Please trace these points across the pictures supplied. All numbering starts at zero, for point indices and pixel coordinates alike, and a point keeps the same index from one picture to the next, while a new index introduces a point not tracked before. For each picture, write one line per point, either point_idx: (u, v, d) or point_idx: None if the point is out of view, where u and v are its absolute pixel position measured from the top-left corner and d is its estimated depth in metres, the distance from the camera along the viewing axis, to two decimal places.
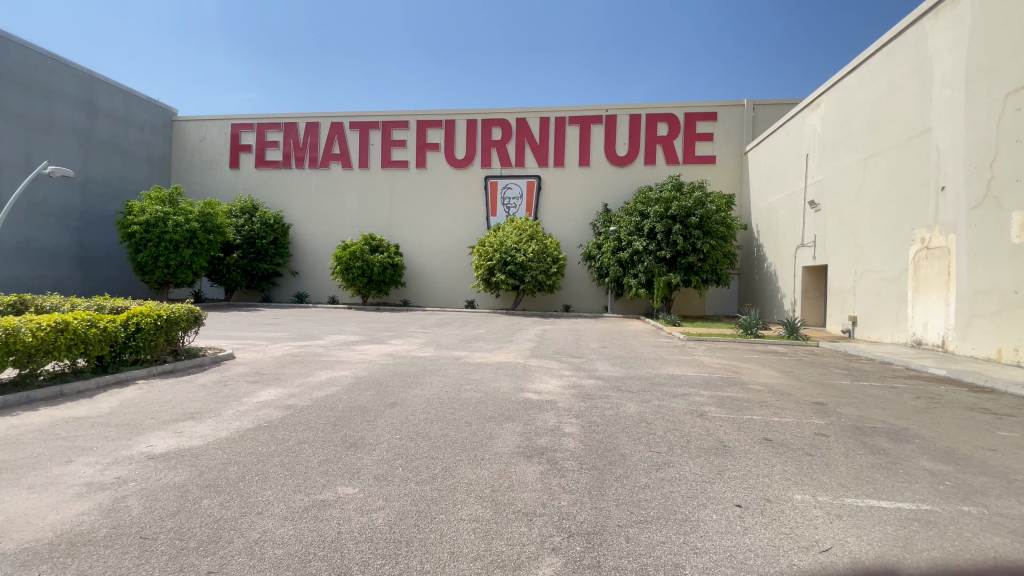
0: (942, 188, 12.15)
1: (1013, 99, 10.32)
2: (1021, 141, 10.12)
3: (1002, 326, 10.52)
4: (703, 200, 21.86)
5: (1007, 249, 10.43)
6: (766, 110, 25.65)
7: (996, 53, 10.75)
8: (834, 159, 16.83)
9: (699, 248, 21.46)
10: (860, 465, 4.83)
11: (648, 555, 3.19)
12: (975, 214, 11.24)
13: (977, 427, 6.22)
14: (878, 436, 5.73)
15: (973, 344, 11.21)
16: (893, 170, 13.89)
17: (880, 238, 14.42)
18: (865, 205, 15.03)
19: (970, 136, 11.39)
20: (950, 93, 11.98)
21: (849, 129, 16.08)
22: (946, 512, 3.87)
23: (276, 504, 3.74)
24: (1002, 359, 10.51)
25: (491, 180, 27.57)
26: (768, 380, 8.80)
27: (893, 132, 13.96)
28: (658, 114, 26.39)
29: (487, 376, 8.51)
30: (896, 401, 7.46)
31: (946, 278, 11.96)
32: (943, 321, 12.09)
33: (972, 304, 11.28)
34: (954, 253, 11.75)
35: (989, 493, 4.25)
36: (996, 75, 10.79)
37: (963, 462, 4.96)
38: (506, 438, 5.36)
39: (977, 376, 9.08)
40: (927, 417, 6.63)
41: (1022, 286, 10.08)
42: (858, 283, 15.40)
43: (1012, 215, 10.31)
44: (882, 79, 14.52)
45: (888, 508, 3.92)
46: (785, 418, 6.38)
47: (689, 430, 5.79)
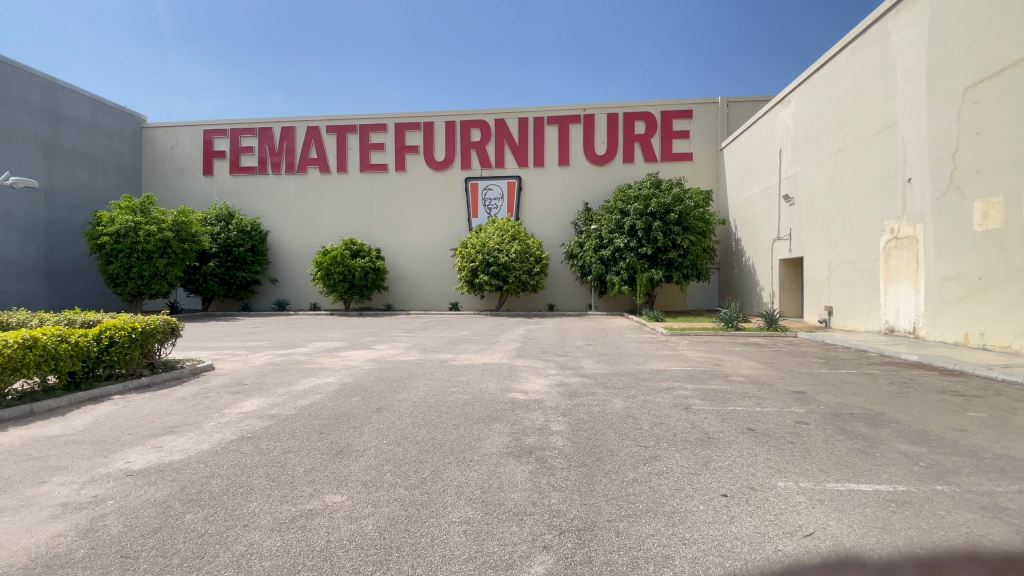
0: (908, 180, 12.56)
1: (971, 93, 10.72)
2: (980, 133, 10.53)
3: (969, 311, 10.88)
4: (681, 196, 22.16)
5: (971, 237, 10.80)
6: (740, 108, 26.13)
7: (954, 48, 11.16)
8: (807, 153, 17.23)
9: (679, 244, 21.59)
10: (840, 450, 4.95)
11: (638, 548, 3.23)
12: (939, 204, 11.65)
13: (948, 409, 6.45)
14: (855, 422, 5.88)
15: (942, 329, 11.57)
16: (862, 163, 14.28)
17: (851, 230, 14.86)
18: (840, 195, 15.35)
19: (933, 129, 11.81)
20: (913, 89, 12.39)
21: (819, 124, 16.53)
22: (921, 492, 4.01)
23: (262, 516, 3.68)
24: (969, 343, 10.89)
25: (471, 181, 27.54)
26: (749, 371, 9.00)
27: (861, 126, 14.35)
28: (635, 113, 26.63)
29: (475, 378, 8.52)
30: (873, 387, 7.69)
31: (915, 267, 12.36)
32: (913, 308, 12.50)
33: (940, 290, 11.66)
34: (921, 242, 12.18)
35: (961, 472, 4.41)
36: (954, 71, 11.18)
37: (935, 444, 5.13)
38: (494, 439, 5.37)
39: (946, 360, 9.41)
40: (901, 401, 6.83)
41: (985, 272, 10.48)
42: (831, 275, 15.90)
43: (974, 204, 10.71)
44: (848, 76, 14.98)
45: (866, 491, 4.05)
46: (767, 408, 6.52)
47: (675, 423, 5.87)
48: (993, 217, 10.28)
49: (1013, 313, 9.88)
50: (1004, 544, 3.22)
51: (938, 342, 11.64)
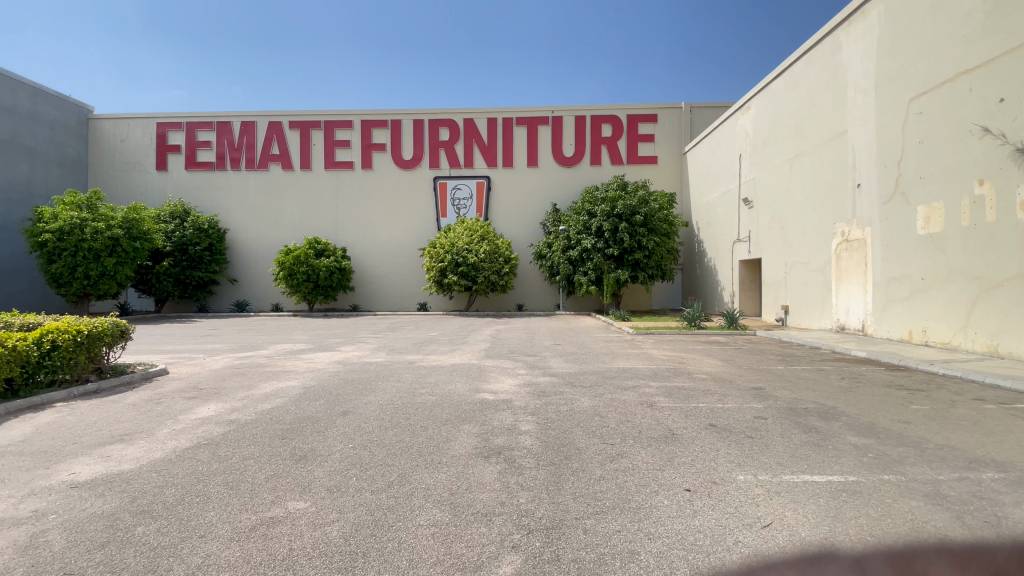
0: (858, 185, 13.23)
1: (916, 103, 11.37)
2: (923, 141, 11.18)
3: (912, 310, 11.55)
4: (646, 198, 22.59)
5: (914, 240, 11.46)
6: (703, 113, 26.91)
7: (900, 61, 11.81)
8: (765, 158, 17.92)
9: (644, 245, 22.03)
10: (795, 443, 5.17)
11: (605, 544, 3.28)
12: (886, 208, 12.33)
13: (894, 402, 6.84)
14: (810, 416, 6.16)
15: (889, 326, 12.22)
16: (816, 168, 14.96)
17: (805, 232, 15.55)
18: (795, 199, 16.03)
19: (880, 137, 12.47)
20: (863, 98, 13.06)
21: (776, 130, 17.21)
22: (870, 482, 4.23)
23: (220, 525, 3.54)
24: (913, 340, 11.53)
25: (440, 180, 27.33)
26: (711, 369, 9.28)
27: (815, 133, 15.03)
28: (602, 116, 27.04)
29: (443, 379, 8.46)
30: (825, 382, 8.07)
31: (864, 267, 13.04)
32: (862, 306, 13.18)
33: (886, 290, 12.34)
34: (869, 244, 12.85)
35: (906, 462, 4.68)
36: (900, 82, 11.84)
37: (883, 435, 5.43)
38: (463, 440, 5.34)
39: (892, 356, 9.96)
40: (851, 395, 7.20)
41: (927, 273, 11.15)
42: (787, 275, 16.58)
43: (917, 208, 11.37)
44: (803, 85, 15.65)
45: (820, 482, 4.24)
46: (728, 404, 6.75)
47: (641, 420, 5.99)
48: (934, 221, 10.92)
49: (951, 311, 10.53)
50: (944, 529, 3.43)
51: (885, 339, 12.31)
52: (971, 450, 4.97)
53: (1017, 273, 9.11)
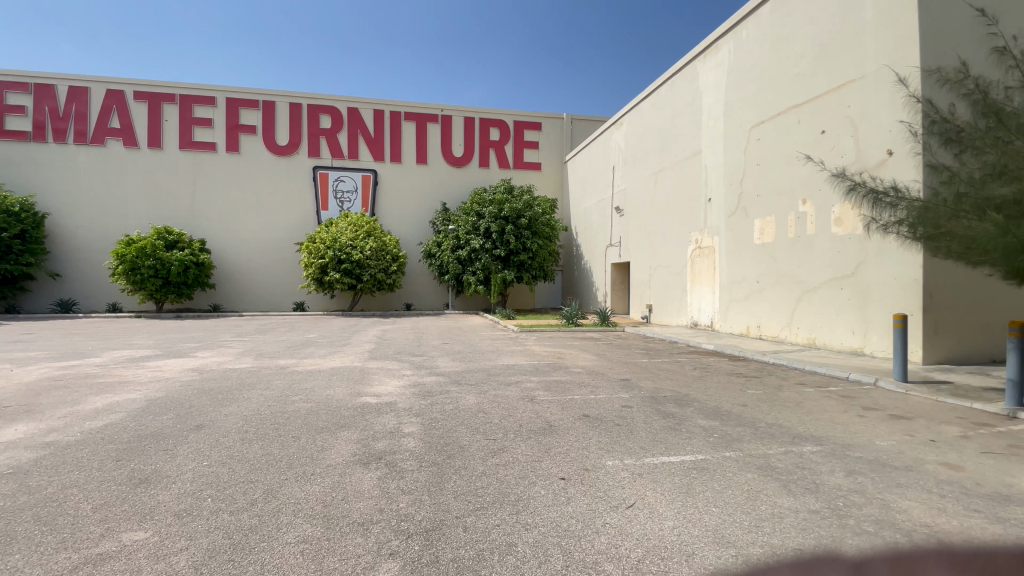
0: (709, 200, 15.14)
1: (756, 131, 13.32)
2: (760, 164, 13.15)
3: (749, 308, 13.53)
4: (530, 202, 23.39)
5: (752, 248, 13.43)
6: (582, 125, 28.74)
7: (744, 94, 13.75)
8: (634, 171, 19.70)
9: (529, 247, 22.83)
10: (656, 428, 5.77)
11: (483, 540, 3.34)
12: (730, 220, 14.27)
13: (733, 388, 7.95)
14: (668, 403, 6.91)
15: (732, 323, 14.15)
16: (676, 183, 16.83)
17: (666, 239, 17.40)
18: (658, 209, 17.87)
19: (727, 159, 14.40)
20: (714, 124, 14.97)
21: (644, 146, 19.01)
22: (714, 459, 4.88)
23: (27, 572, 2.93)
24: (750, 334, 13.50)
25: (319, 171, 25.56)
26: (587, 363, 9.96)
27: (676, 152, 16.89)
28: (490, 119, 27.46)
29: (320, 383, 7.93)
30: (681, 372, 9.12)
31: (713, 271, 14.96)
32: (710, 305, 15.11)
33: (730, 291, 14.29)
34: (717, 250, 14.79)
35: (741, 439, 5.47)
36: (743, 112, 13.79)
37: (724, 417, 6.29)
38: (340, 448, 5.06)
39: (734, 348, 11.54)
40: (701, 383, 8.23)
41: (761, 277, 13.14)
42: (651, 278, 18.44)
43: (755, 221, 13.35)
44: (667, 107, 17.49)
45: (675, 462, 4.78)
46: (601, 395, 7.30)
47: (522, 415, 6.21)
48: (767, 232, 12.90)
49: (779, 309, 12.51)
50: (772, 496, 4.09)
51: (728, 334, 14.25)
52: (790, 426, 5.97)
53: (828, 277, 11.00)
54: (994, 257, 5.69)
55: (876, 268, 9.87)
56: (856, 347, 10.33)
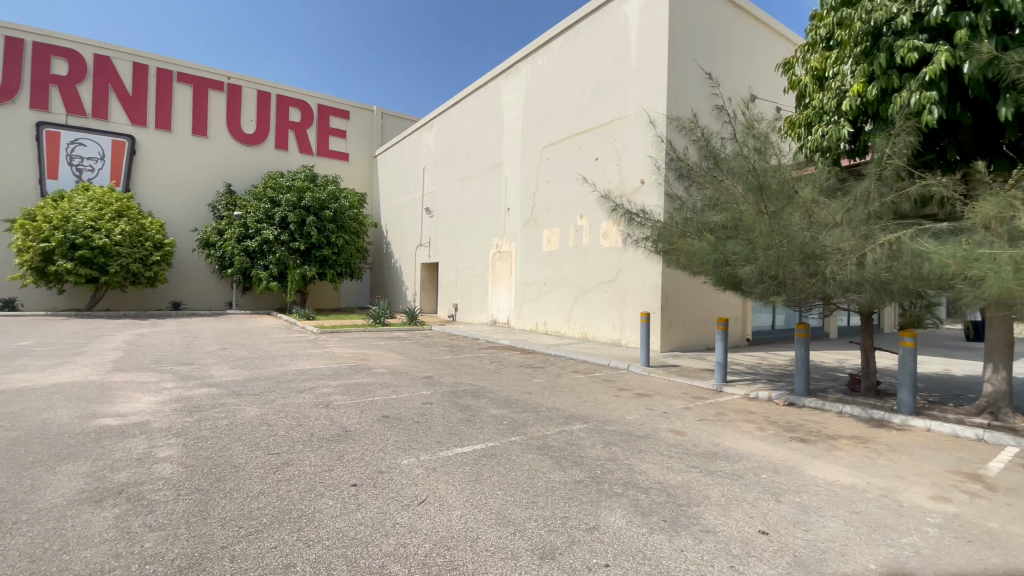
0: (508, 207, 16.42)
1: (546, 150, 14.86)
2: (549, 179, 14.74)
3: (538, 307, 15.06)
4: (336, 194, 22.00)
5: (541, 254, 14.97)
6: (393, 121, 28.38)
7: (538, 115, 15.24)
8: (443, 174, 20.21)
9: (333, 242, 21.40)
10: (452, 422, 6.01)
11: (254, 567, 3.00)
12: (525, 228, 15.69)
13: (523, 378, 8.78)
14: (466, 396, 7.27)
15: (525, 321, 15.57)
16: (481, 189, 17.82)
17: (471, 242, 18.29)
18: (465, 213, 18.67)
19: (524, 172, 15.80)
20: (514, 139, 16.27)
21: (452, 151, 19.62)
22: (502, 445, 5.31)
23: None
24: (538, 330, 15.03)
25: (45, 128, 20.03)
26: (390, 363, 9.81)
27: (480, 160, 17.88)
28: (290, 98, 24.94)
29: (32, 406, 6.09)
30: (480, 367, 9.69)
31: (510, 274, 16.27)
32: (507, 304, 16.41)
33: (524, 291, 15.70)
34: (514, 255, 16.13)
35: (526, 424, 6.07)
36: (537, 132, 15.28)
37: (514, 405, 6.90)
38: (60, 485, 3.97)
39: (525, 342, 12.75)
40: (496, 376, 8.88)
41: (547, 279, 14.73)
42: (457, 278, 19.16)
43: (543, 230, 14.90)
44: (474, 117, 18.37)
45: (468, 452, 5.05)
46: (401, 394, 7.28)
47: (314, 422, 5.80)
48: (553, 240, 14.53)
49: (561, 308, 14.22)
50: (548, 473, 4.65)
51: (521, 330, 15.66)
52: (566, 408, 6.86)
53: (597, 281, 12.97)
54: (703, 267, 7.44)
55: (631, 275, 11.99)
56: (616, 338, 12.37)
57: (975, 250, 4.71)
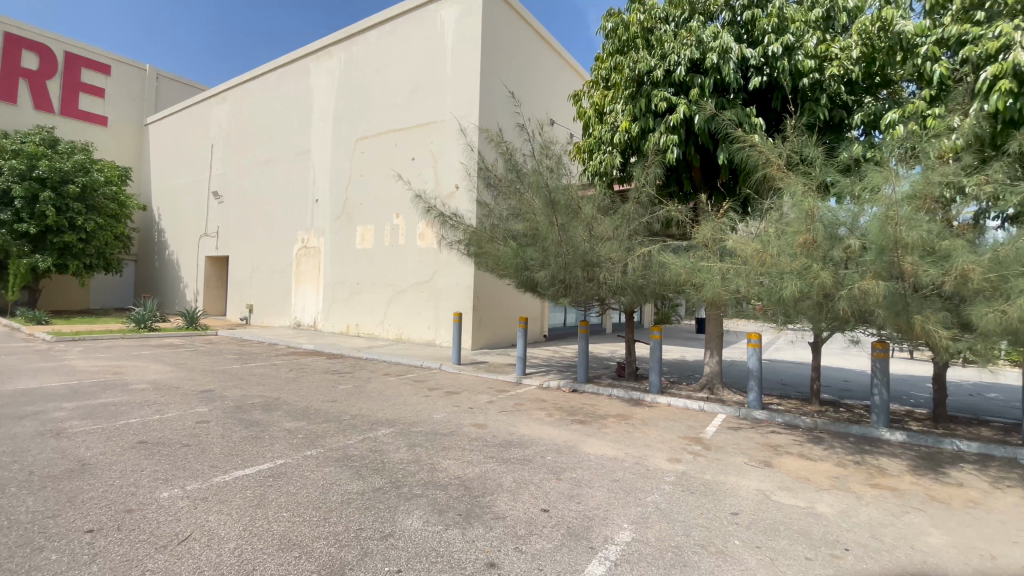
0: (316, 200, 15.26)
1: (360, 144, 14.19)
2: (362, 175, 14.13)
3: (349, 308, 14.33)
4: (86, 165, 17.46)
5: (353, 252, 14.27)
6: (172, 86, 24.05)
7: (352, 106, 14.46)
8: (238, 157, 17.77)
9: (80, 226, 16.92)
10: (234, 441, 5.30)
11: None
12: (335, 223, 14.77)
13: (326, 385, 8.21)
14: (254, 410, 6.48)
15: (334, 322, 14.65)
16: (285, 178, 16.19)
17: (273, 236, 16.50)
18: (265, 203, 16.75)
19: (335, 164, 14.84)
20: (324, 127, 15.16)
21: (251, 132, 17.40)
22: (294, 460, 4.89)
23: None
24: (349, 332, 14.30)
25: None
26: (156, 376, 8.17)
27: (285, 145, 16.22)
28: (19, 36, 19.03)
29: None
30: (275, 376, 8.74)
31: (318, 272, 15.16)
32: (314, 305, 15.25)
33: (333, 291, 14.77)
34: (322, 252, 15.07)
35: (324, 435, 5.70)
36: (350, 123, 14.49)
37: (311, 416, 6.41)
38: None
39: (333, 346, 12.01)
40: (294, 384, 8.12)
41: (359, 279, 14.13)
42: (255, 276, 17.08)
43: (356, 227, 14.23)
44: (277, 96, 16.55)
45: (251, 473, 4.52)
46: (168, 414, 6.13)
47: (32, 458, 4.49)
48: (366, 238, 13.98)
49: (373, 309, 13.77)
50: (343, 484, 4.42)
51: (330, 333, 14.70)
52: (371, 414, 6.64)
53: (411, 282, 12.95)
54: (505, 270, 7.98)
55: (444, 276, 12.29)
56: (428, 339, 12.53)
57: (699, 263, 6.03)
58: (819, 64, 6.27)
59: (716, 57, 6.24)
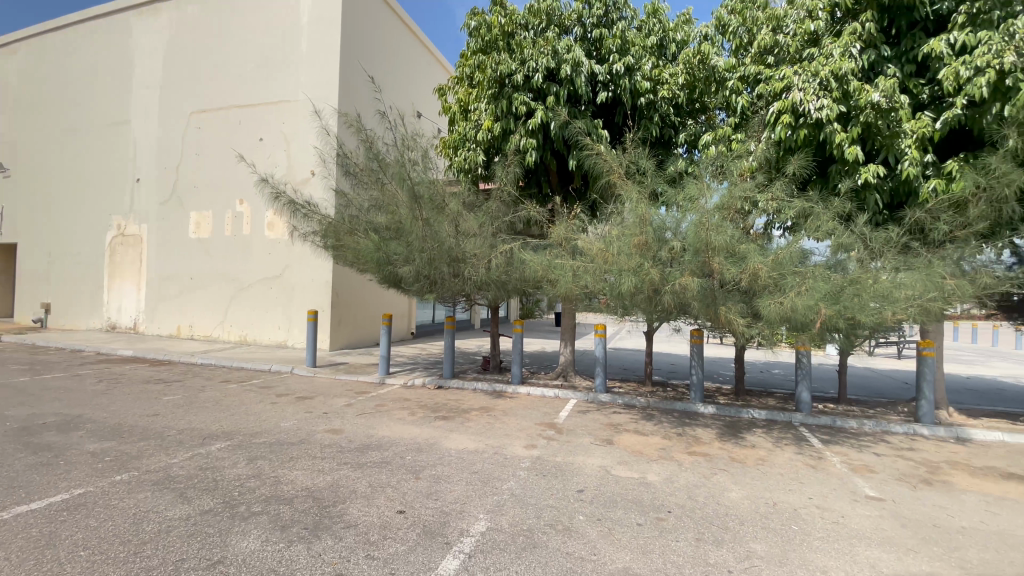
0: (137, 180, 12.99)
1: (195, 118, 12.37)
2: (198, 154, 12.34)
3: (180, 307, 12.46)
4: None
5: (185, 242, 12.42)
6: None
7: (184, 74, 12.53)
8: (28, 121, 14.39)
9: None
10: (12, 472, 4.29)
11: None
12: (162, 208, 12.70)
13: (147, 397, 7.02)
14: (44, 432, 5.31)
15: (161, 324, 12.63)
16: (95, 152, 13.53)
17: (78, 221, 13.71)
18: (67, 180, 13.83)
19: (162, 140, 12.75)
20: (148, 95, 12.94)
21: (47, 92, 14.20)
22: (99, 488, 4.12)
23: None
24: (180, 335, 12.43)
25: None
26: None
27: (95, 113, 13.56)
28: None
29: None
30: (78, 389, 7.24)
31: (140, 265, 12.92)
32: (135, 304, 12.98)
33: (160, 288, 12.70)
34: (145, 241, 12.88)
35: (142, 455, 4.88)
36: (182, 93, 12.54)
37: (126, 434, 5.45)
38: None
39: (158, 351, 10.32)
40: (104, 398, 6.81)
41: (194, 274, 12.35)
42: (51, 269, 13.99)
43: (189, 214, 12.39)
44: (84, 52, 13.71)
45: (36, 510, 3.70)
46: None
47: None
48: (203, 227, 12.26)
49: (211, 308, 12.15)
50: (162, 511, 3.81)
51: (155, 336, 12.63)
52: (205, 426, 5.86)
53: (259, 277, 11.70)
54: (366, 265, 7.61)
55: (298, 271, 11.34)
56: (280, 340, 11.45)
57: (553, 260, 6.41)
58: (654, 86, 7.07)
59: (569, 69, 6.72)
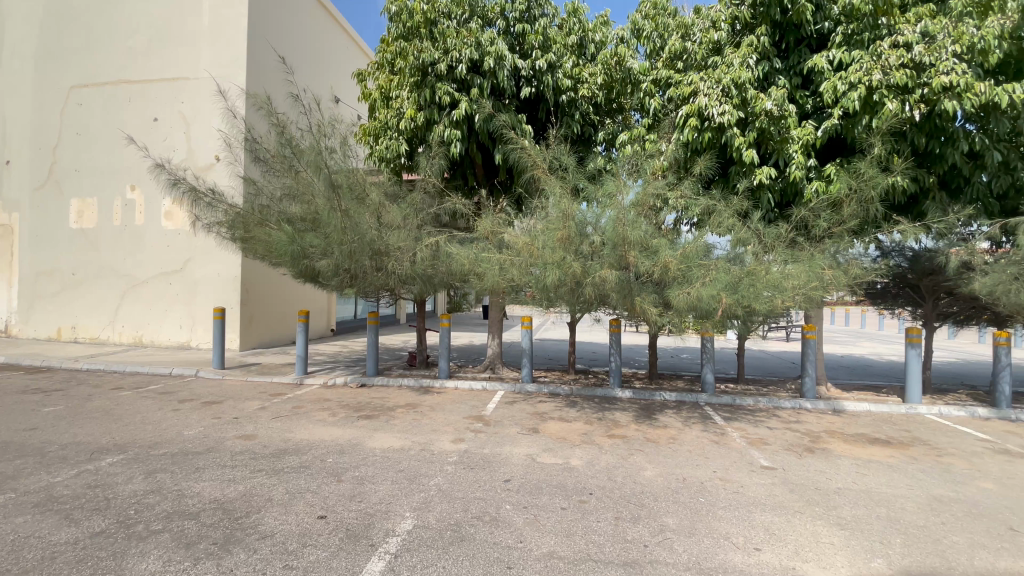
0: (6, 163, 11.33)
1: (76, 93, 10.89)
2: (79, 134, 10.88)
3: (61, 306, 10.99)
4: None
5: (66, 234, 10.94)
6: None
7: (61, 43, 10.98)
8: None
9: None
10: None
11: None
12: (37, 194, 11.12)
13: (21, 409, 6.13)
14: None
15: (35, 326, 11.07)
16: None
17: None
18: None
19: (35, 117, 11.12)
20: (19, 65, 11.27)
21: None
22: None
23: None
24: (61, 338, 10.96)
25: None
26: None
27: None
28: None
29: None
30: None
31: (11, 259, 11.29)
32: (4, 304, 11.29)
33: (35, 285, 11.14)
34: (17, 233, 11.26)
35: (17, 475, 4.28)
36: (59, 64, 10.99)
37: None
38: None
39: (32, 357, 9.01)
40: None
41: (78, 269, 10.92)
42: None
43: (70, 201, 10.92)
44: None
45: None
46: None
47: None
48: (87, 216, 10.86)
49: (99, 307, 10.83)
50: (44, 536, 3.38)
51: (30, 340, 11.06)
52: (95, 439, 5.25)
53: (157, 272, 10.60)
54: (282, 259, 7.15)
55: (202, 265, 10.41)
56: (183, 341, 10.47)
57: (480, 253, 6.41)
58: (574, 84, 7.29)
59: (493, 62, 6.72)
